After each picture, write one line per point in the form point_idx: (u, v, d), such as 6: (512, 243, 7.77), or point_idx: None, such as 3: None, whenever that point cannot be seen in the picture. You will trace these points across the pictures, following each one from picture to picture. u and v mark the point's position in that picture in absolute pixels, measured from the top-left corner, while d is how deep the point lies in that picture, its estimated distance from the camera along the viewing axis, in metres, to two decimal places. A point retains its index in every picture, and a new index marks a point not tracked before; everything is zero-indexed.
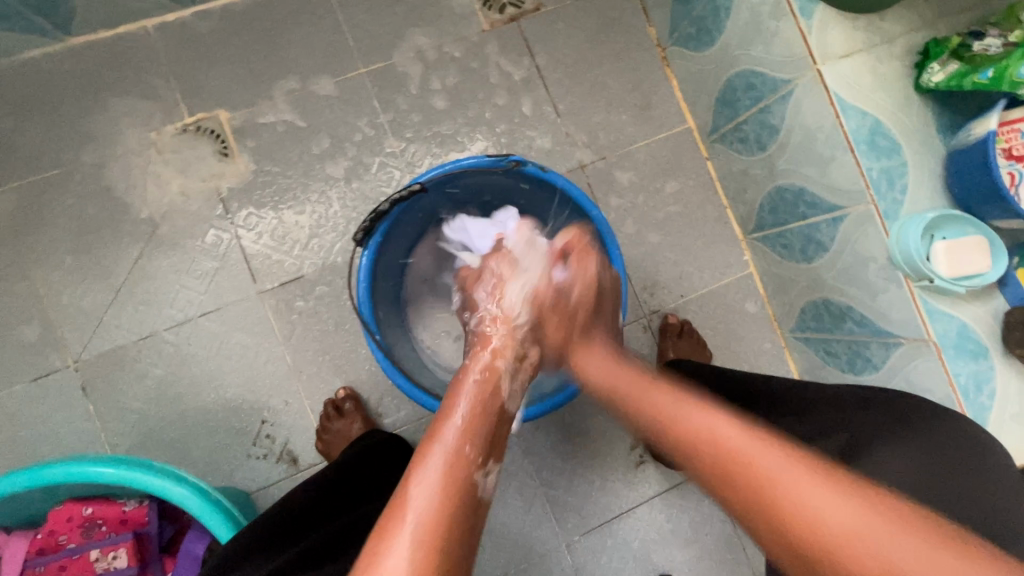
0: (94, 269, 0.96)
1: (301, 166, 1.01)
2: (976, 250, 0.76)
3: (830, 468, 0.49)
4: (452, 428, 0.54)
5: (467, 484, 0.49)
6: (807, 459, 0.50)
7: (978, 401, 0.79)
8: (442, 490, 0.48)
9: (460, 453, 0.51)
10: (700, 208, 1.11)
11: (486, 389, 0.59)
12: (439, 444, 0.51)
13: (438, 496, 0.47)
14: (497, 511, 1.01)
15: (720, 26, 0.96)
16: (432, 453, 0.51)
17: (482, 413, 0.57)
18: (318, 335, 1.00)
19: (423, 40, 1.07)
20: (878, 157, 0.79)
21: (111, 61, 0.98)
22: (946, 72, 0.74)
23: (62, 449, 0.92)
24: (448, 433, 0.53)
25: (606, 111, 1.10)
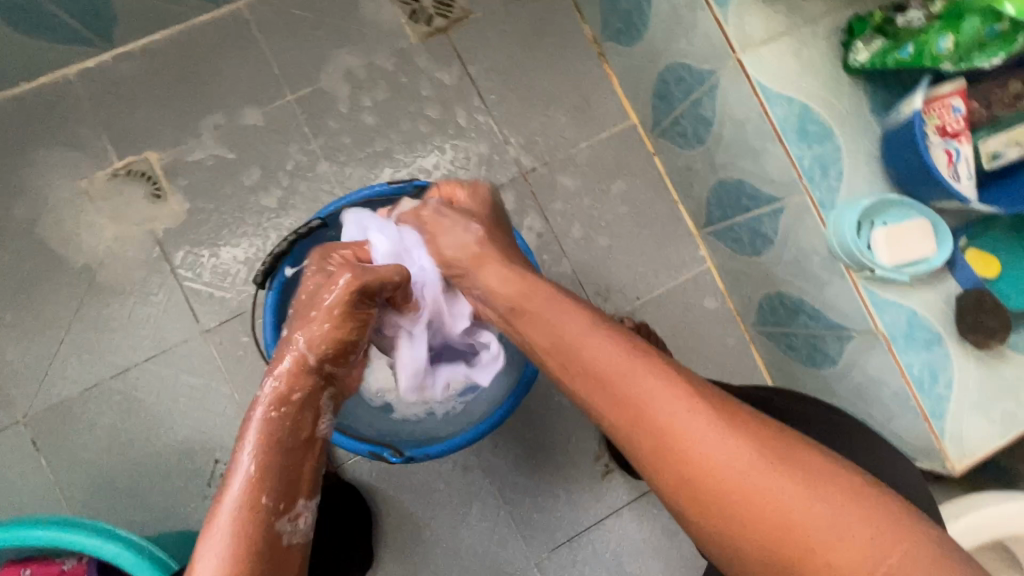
0: (37, 323, 0.95)
1: (235, 200, 1.00)
2: (917, 234, 0.72)
3: (718, 442, 0.48)
4: (241, 478, 0.53)
5: (262, 535, 0.50)
6: (698, 428, 0.49)
7: (935, 392, 0.74)
8: (239, 544, 0.49)
9: (253, 502, 0.52)
10: (650, 206, 1.07)
11: (288, 428, 0.57)
12: (229, 498, 0.52)
13: (231, 558, 0.48)
14: (461, 533, 0.99)
15: (645, 20, 0.93)
16: (221, 515, 0.51)
17: (277, 452, 0.55)
18: (265, 370, 0.98)
19: (349, 60, 1.04)
20: (808, 145, 0.75)
21: (37, 113, 0.97)
22: (871, 49, 0.70)
23: (19, 506, 0.93)
24: (243, 475, 0.53)
25: (545, 116, 1.07)
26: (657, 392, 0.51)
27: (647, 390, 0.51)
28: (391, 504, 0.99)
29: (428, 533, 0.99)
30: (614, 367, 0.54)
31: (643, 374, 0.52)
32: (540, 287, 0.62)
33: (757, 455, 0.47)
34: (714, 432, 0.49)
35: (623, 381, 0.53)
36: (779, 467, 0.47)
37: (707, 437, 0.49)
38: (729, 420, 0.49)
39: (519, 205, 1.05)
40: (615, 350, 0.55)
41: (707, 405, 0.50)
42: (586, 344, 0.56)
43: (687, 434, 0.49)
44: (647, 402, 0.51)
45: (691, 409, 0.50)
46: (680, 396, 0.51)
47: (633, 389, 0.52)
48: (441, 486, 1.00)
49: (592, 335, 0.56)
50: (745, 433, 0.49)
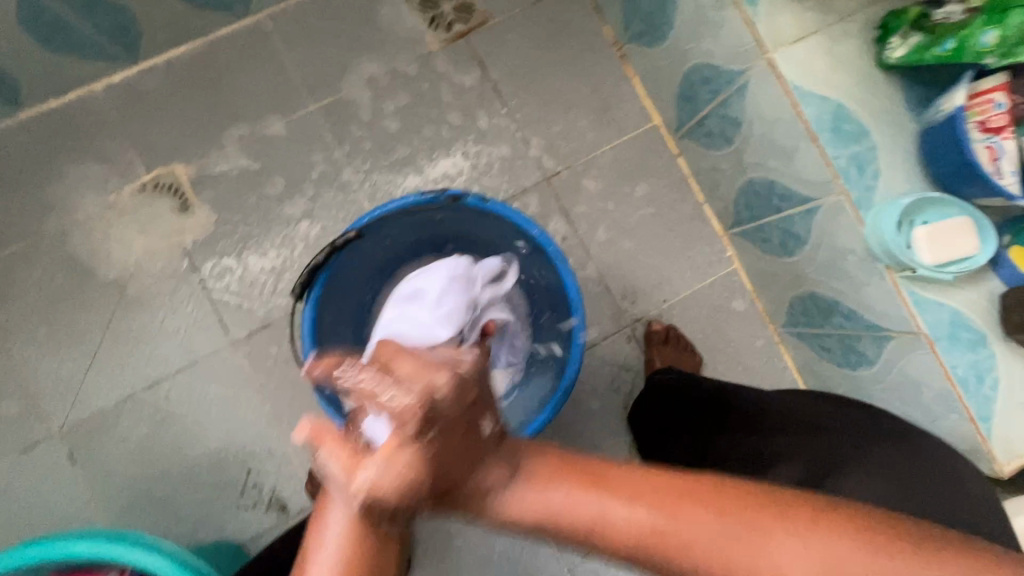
0: (69, 336, 0.96)
1: (261, 211, 1.01)
2: (960, 232, 0.70)
3: (791, 552, 0.39)
4: (334, 497, 0.47)
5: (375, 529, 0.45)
6: (761, 547, 0.39)
7: (980, 393, 0.73)
8: (353, 560, 0.43)
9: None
10: (674, 207, 1.06)
11: None
12: (323, 523, 0.45)
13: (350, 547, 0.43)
14: (493, 540, 0.99)
15: (669, 20, 0.92)
16: (321, 535, 0.44)
17: None
18: (294, 380, 0.99)
19: (370, 68, 1.04)
20: (844, 144, 0.74)
21: (65, 129, 0.98)
22: (908, 45, 0.69)
23: (56, 518, 0.93)
24: None
25: (567, 119, 1.07)
26: (703, 526, 0.40)
27: (690, 536, 0.39)
28: (423, 511, 0.98)
29: (459, 540, 0.98)
30: (643, 524, 0.40)
31: (681, 511, 0.40)
32: (535, 471, 0.41)
33: (848, 556, 0.39)
34: (785, 549, 0.39)
35: (661, 535, 0.39)
36: (878, 563, 0.39)
37: (770, 554, 0.39)
38: (794, 523, 0.40)
39: (544, 209, 1.05)
40: (635, 501, 0.40)
41: (748, 524, 0.40)
42: (605, 509, 0.40)
43: (752, 566, 0.39)
44: (695, 550, 0.39)
45: (734, 530, 0.39)
46: (719, 521, 0.40)
47: (677, 537, 0.39)
48: None
49: (603, 489, 0.40)
50: (835, 536, 0.40)
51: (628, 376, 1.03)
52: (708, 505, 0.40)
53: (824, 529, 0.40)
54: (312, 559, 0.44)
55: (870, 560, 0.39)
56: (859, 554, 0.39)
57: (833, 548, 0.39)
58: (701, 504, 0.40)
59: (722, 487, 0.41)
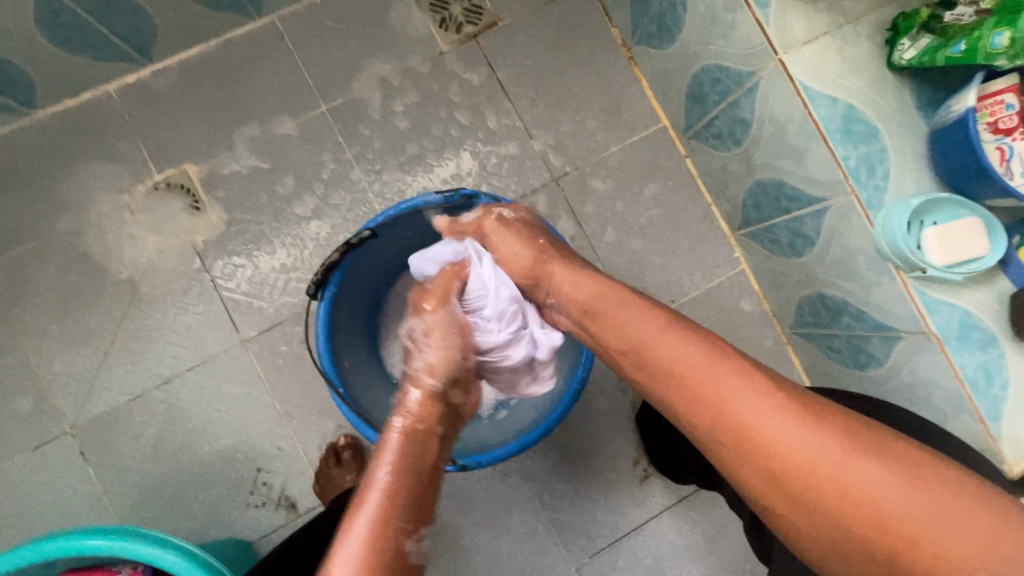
0: (82, 334, 0.97)
1: (272, 210, 1.01)
2: (970, 232, 0.71)
3: (800, 436, 0.47)
4: (375, 495, 0.54)
5: (395, 554, 0.51)
6: (780, 421, 0.48)
7: (990, 394, 0.73)
8: (372, 558, 0.49)
9: (391, 520, 0.52)
10: (682, 208, 1.06)
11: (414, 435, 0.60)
12: (365, 510, 0.53)
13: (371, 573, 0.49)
14: (501, 539, 0.99)
15: (679, 22, 0.93)
16: (359, 521, 0.52)
17: (406, 475, 0.56)
18: (304, 378, 0.99)
19: (380, 69, 1.05)
20: (854, 145, 0.74)
21: (79, 129, 0.99)
22: (917, 48, 0.70)
23: (67, 515, 0.94)
24: (375, 492, 0.54)
25: (576, 120, 1.07)
26: (738, 387, 0.50)
27: (727, 388, 0.50)
28: None
29: (467, 540, 0.99)
30: (687, 363, 0.54)
31: (720, 364, 0.52)
32: (607, 294, 0.63)
33: (839, 446, 0.46)
34: (793, 426, 0.47)
35: (696, 376, 0.52)
36: (863, 460, 0.45)
37: (791, 423, 0.47)
38: (816, 417, 0.48)
39: (552, 209, 1.05)
40: (696, 349, 0.54)
41: (783, 391, 0.49)
42: (654, 342, 0.57)
43: (770, 433, 0.48)
44: (733, 405, 0.50)
45: (770, 396, 0.49)
46: (765, 389, 0.50)
47: (709, 380, 0.52)
48: (480, 492, 1.00)
49: (669, 337, 0.56)
50: (838, 433, 0.46)
51: None
52: (759, 375, 0.51)
53: (846, 428, 0.47)
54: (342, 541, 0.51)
55: (882, 462, 0.45)
56: (866, 454, 0.45)
57: (852, 447, 0.46)
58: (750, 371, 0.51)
59: (769, 373, 0.52)
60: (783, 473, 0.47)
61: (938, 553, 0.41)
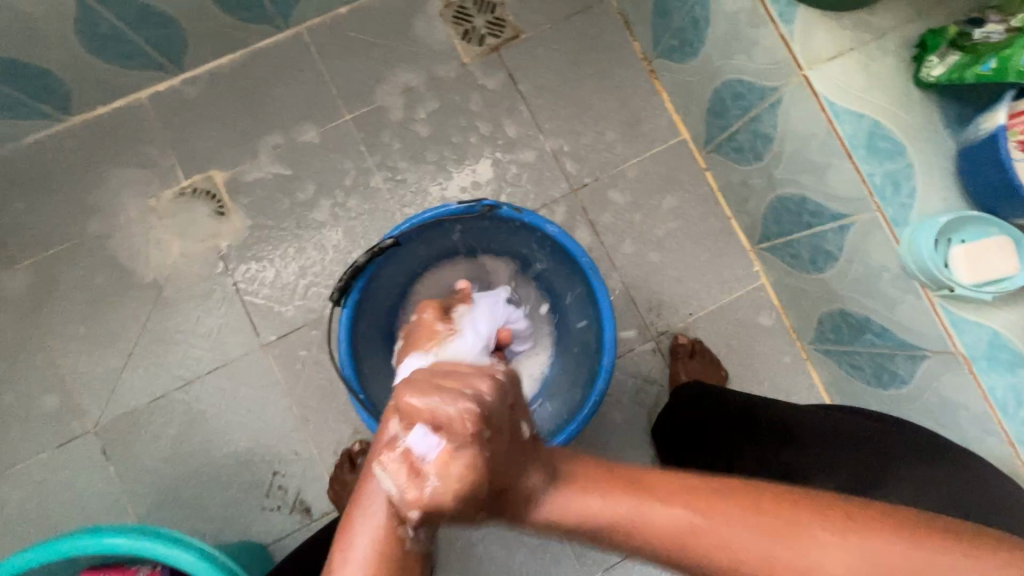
0: (107, 335, 0.99)
1: (294, 217, 1.03)
2: (999, 251, 0.69)
3: (829, 565, 0.38)
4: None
5: None
6: (794, 558, 0.39)
7: (1021, 417, 0.71)
8: None
9: None
10: (701, 221, 1.06)
11: None
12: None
13: None
14: (514, 551, 0.99)
15: (700, 37, 0.93)
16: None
17: None
18: (322, 383, 1.00)
19: (404, 79, 1.07)
20: (880, 161, 0.74)
21: (111, 135, 1.02)
22: (946, 65, 0.69)
23: (88, 513, 0.96)
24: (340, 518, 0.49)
25: (595, 132, 1.08)
26: (735, 537, 0.39)
27: (721, 544, 0.39)
28: (445, 519, 0.99)
29: (480, 549, 0.98)
30: (667, 531, 0.40)
31: (695, 519, 0.40)
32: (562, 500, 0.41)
33: (865, 562, 0.38)
34: (811, 558, 0.38)
35: (683, 542, 0.40)
36: (901, 569, 0.37)
37: (806, 564, 0.38)
38: (829, 537, 0.39)
39: (570, 220, 1.06)
40: (681, 512, 0.40)
41: (773, 528, 0.39)
42: (627, 515, 0.40)
43: None
44: (727, 559, 0.39)
45: (765, 537, 0.39)
46: (763, 534, 0.39)
47: (699, 543, 0.39)
48: None
49: (654, 497, 0.41)
50: (864, 547, 0.38)
51: (652, 389, 1.02)
52: (753, 516, 0.39)
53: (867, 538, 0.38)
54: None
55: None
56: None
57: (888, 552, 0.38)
58: (745, 517, 0.39)
59: (745, 492, 0.41)
60: None
61: None
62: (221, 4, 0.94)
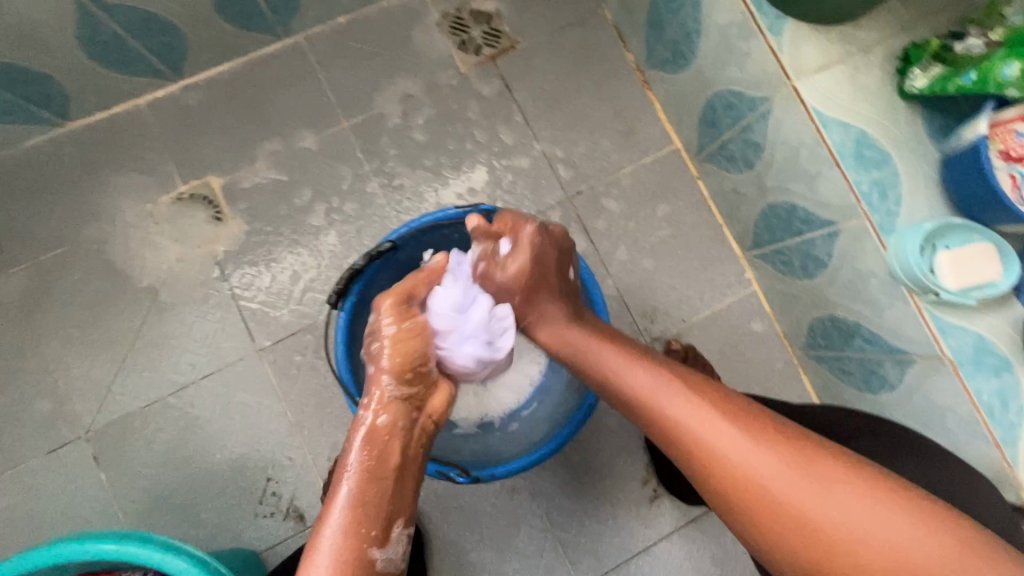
0: (102, 340, 0.99)
1: (291, 222, 1.04)
2: (982, 258, 0.71)
3: (752, 455, 0.47)
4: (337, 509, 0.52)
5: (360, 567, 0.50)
6: (738, 449, 0.48)
7: (1006, 420, 0.72)
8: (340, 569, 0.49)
9: (357, 530, 0.51)
10: (694, 228, 1.08)
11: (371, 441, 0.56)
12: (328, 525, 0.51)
13: None
14: (509, 557, 0.98)
15: (692, 49, 0.95)
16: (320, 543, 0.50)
17: (368, 484, 0.53)
18: (317, 389, 1.00)
19: (402, 88, 1.08)
20: (867, 169, 0.76)
21: (109, 140, 1.03)
22: (929, 76, 0.71)
23: (78, 520, 0.95)
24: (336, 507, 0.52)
25: (590, 140, 1.10)
26: (689, 409, 0.52)
27: (676, 409, 0.53)
28: (438, 525, 0.98)
29: (473, 556, 0.98)
30: (650, 393, 0.56)
31: (670, 393, 0.55)
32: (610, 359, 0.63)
33: (784, 467, 0.46)
34: (743, 449, 0.48)
35: (653, 403, 0.55)
36: (804, 475, 0.45)
37: (737, 454, 0.48)
38: (763, 432, 0.49)
39: (565, 226, 1.07)
40: (665, 381, 0.56)
41: (735, 419, 0.50)
42: (627, 372, 0.60)
43: (726, 457, 0.48)
44: (680, 427, 0.52)
45: (715, 418, 0.51)
46: (719, 420, 0.50)
47: (664, 410, 0.54)
48: (488, 508, 0.99)
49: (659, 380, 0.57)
50: (782, 451, 0.47)
51: None
52: (718, 409, 0.51)
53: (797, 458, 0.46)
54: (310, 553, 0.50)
55: (824, 484, 0.45)
56: (832, 484, 0.44)
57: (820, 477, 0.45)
58: (712, 407, 0.51)
59: (732, 400, 0.52)
60: (736, 494, 0.48)
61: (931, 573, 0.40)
62: (222, 13, 0.95)
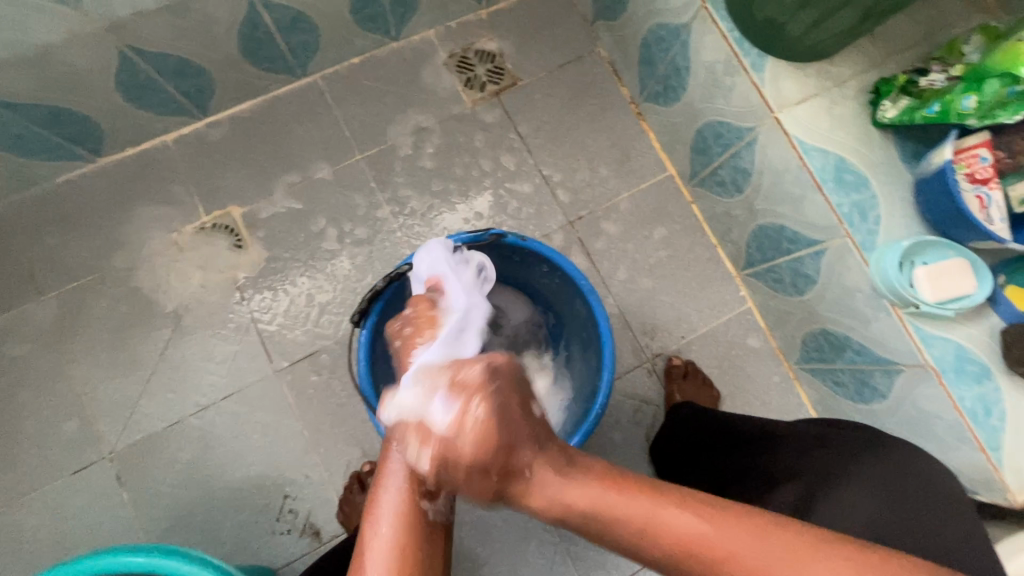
0: (127, 363, 1.03)
1: (308, 249, 1.09)
2: (957, 272, 0.76)
3: (753, 559, 0.40)
4: (390, 476, 0.54)
5: (418, 545, 0.51)
6: (724, 543, 0.40)
7: (989, 424, 0.77)
8: (398, 550, 0.50)
9: (410, 509, 0.52)
10: (690, 250, 1.14)
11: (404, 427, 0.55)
12: (381, 514, 0.52)
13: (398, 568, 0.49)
14: (520, 571, 1.01)
15: (682, 83, 1.03)
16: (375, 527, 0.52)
17: (412, 469, 0.53)
18: (333, 407, 1.04)
19: (413, 122, 1.16)
20: (846, 192, 0.82)
21: (138, 175, 1.09)
22: (898, 108, 0.78)
23: (100, 539, 0.97)
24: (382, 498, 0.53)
25: (589, 168, 1.16)
26: (674, 516, 0.42)
27: (652, 520, 0.42)
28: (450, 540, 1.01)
29: (486, 570, 1.00)
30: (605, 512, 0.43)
31: (656, 506, 0.42)
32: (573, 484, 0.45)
33: (787, 555, 0.40)
34: (744, 543, 0.40)
35: (612, 519, 0.43)
36: (825, 569, 0.39)
37: (736, 552, 0.40)
38: (762, 530, 0.41)
39: (567, 248, 1.13)
40: (667, 506, 0.42)
41: (717, 517, 0.42)
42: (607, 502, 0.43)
43: (736, 566, 0.40)
44: (663, 533, 0.42)
45: (697, 521, 0.41)
46: (695, 519, 0.42)
47: (645, 525, 0.42)
48: (499, 522, 1.02)
49: (575, 484, 0.44)
50: (785, 539, 0.40)
51: (649, 409, 1.07)
52: (705, 516, 0.42)
53: None
54: (373, 518, 0.52)
55: (838, 565, 0.39)
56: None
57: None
58: (683, 507, 0.42)
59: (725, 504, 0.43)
60: None
61: None
62: (248, 56, 1.03)
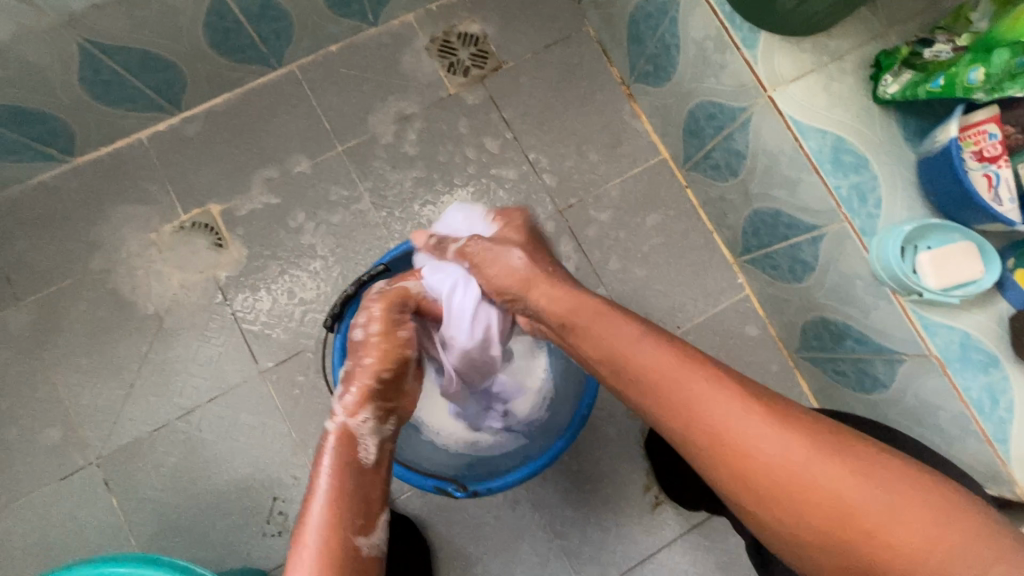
0: (110, 367, 1.02)
1: (289, 246, 1.06)
2: (964, 257, 0.72)
3: (717, 410, 0.53)
4: (324, 498, 0.60)
5: (347, 551, 0.56)
6: (691, 383, 0.56)
7: (996, 415, 0.73)
8: (327, 546, 0.56)
9: (341, 520, 0.58)
10: (684, 236, 1.09)
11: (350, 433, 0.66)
12: (318, 512, 0.58)
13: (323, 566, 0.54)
14: (513, 568, 0.99)
15: (672, 62, 0.98)
16: (307, 534, 0.56)
17: (349, 476, 0.62)
18: (319, 406, 1.02)
19: (395, 110, 1.12)
20: (845, 174, 0.77)
21: (112, 174, 1.06)
22: (900, 82, 0.74)
23: (90, 545, 0.97)
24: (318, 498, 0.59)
25: (578, 154, 1.12)
26: (653, 357, 0.59)
27: (646, 359, 0.59)
28: (442, 539, 0.99)
29: (479, 568, 0.99)
30: (636, 361, 0.60)
31: (641, 347, 0.60)
32: (586, 303, 0.66)
33: (750, 413, 0.52)
34: (717, 398, 0.54)
35: (625, 360, 0.61)
36: (770, 425, 0.51)
37: (714, 404, 0.54)
38: (726, 384, 0.55)
39: (556, 238, 1.09)
40: (668, 357, 0.58)
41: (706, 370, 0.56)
42: (616, 338, 0.62)
43: (711, 413, 0.54)
44: (650, 368, 0.58)
45: (676, 361, 0.58)
46: (679, 363, 0.57)
47: (644, 365, 0.59)
48: (491, 520, 1.00)
49: (555, 295, 0.69)
50: (747, 400, 0.53)
51: None
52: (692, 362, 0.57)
53: (869, 469, 0.48)
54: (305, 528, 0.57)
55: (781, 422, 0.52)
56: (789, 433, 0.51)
57: (760, 415, 0.52)
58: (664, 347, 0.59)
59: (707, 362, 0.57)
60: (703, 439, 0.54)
61: (873, 519, 0.46)
62: (218, 47, 0.99)
